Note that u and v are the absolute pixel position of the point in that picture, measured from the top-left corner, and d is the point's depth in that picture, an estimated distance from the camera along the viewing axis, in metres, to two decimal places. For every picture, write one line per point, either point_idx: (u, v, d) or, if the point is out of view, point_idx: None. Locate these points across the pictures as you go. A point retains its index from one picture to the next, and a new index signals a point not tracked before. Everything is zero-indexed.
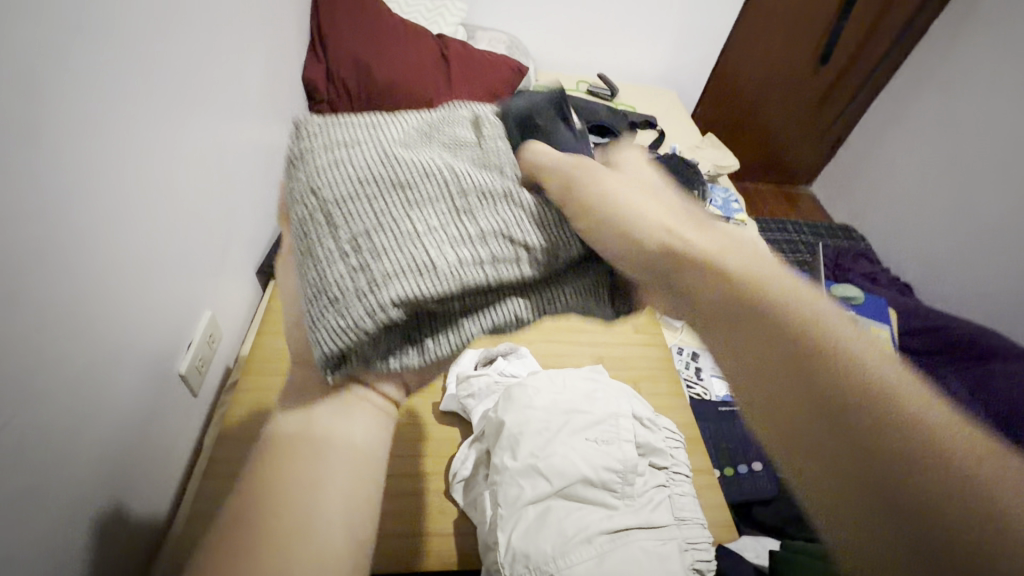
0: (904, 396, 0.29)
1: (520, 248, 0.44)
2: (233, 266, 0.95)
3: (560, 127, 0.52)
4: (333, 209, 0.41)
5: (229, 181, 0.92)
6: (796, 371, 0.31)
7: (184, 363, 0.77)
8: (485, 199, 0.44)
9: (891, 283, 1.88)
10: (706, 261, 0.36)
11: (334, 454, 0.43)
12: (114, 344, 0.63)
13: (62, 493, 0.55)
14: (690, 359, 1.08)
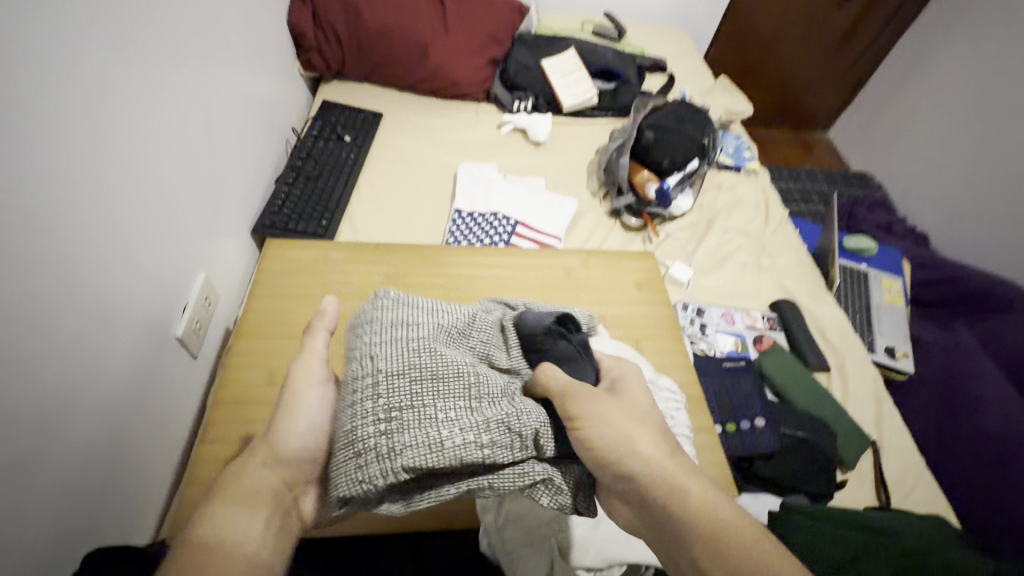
0: (753, 543, 0.42)
1: (511, 430, 0.49)
2: (225, 226, 0.92)
3: (561, 347, 0.58)
4: (378, 377, 0.51)
5: (214, 136, 0.88)
6: (686, 514, 0.43)
7: (180, 328, 0.76)
8: (491, 401, 0.52)
9: (905, 233, 1.81)
10: (635, 452, 0.47)
11: (240, 533, 0.44)
12: (103, 310, 0.61)
13: (63, 461, 0.55)
14: (695, 316, 1.05)
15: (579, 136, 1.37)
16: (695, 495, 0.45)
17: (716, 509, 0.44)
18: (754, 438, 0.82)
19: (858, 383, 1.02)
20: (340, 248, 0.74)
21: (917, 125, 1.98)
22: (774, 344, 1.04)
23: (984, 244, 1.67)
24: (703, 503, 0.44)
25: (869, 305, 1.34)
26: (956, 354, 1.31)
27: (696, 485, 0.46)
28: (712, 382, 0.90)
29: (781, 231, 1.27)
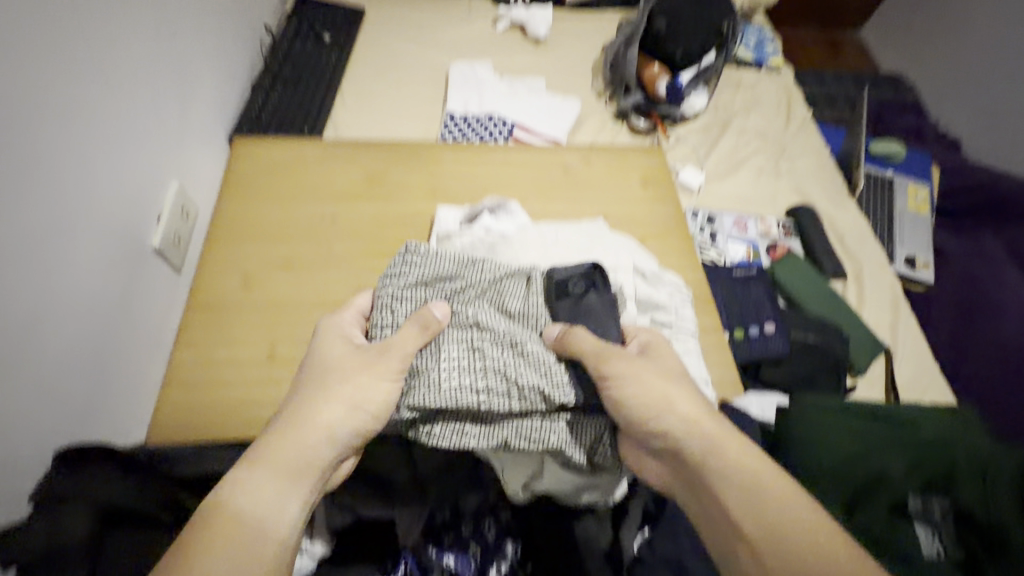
0: (796, 515, 0.38)
1: (511, 378, 0.45)
2: (202, 130, 0.84)
3: (590, 300, 0.50)
4: (383, 313, 0.49)
5: (183, 24, 0.78)
6: (717, 488, 0.40)
7: (156, 238, 0.68)
8: (500, 349, 0.46)
9: (937, 138, 1.67)
10: (658, 423, 0.44)
11: (265, 515, 0.39)
12: (74, 206, 0.54)
13: (44, 372, 0.50)
14: (706, 223, 0.99)
15: (584, 30, 1.23)
16: (725, 459, 0.41)
17: (755, 475, 0.40)
18: (763, 343, 0.79)
19: (876, 290, 0.97)
20: (316, 145, 0.67)
21: (959, 14, 1.77)
22: (789, 251, 0.98)
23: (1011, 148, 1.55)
24: (741, 469, 0.41)
25: (891, 213, 1.26)
26: (976, 262, 1.25)
27: (736, 452, 0.42)
28: (721, 289, 0.86)
29: (803, 133, 1.17)
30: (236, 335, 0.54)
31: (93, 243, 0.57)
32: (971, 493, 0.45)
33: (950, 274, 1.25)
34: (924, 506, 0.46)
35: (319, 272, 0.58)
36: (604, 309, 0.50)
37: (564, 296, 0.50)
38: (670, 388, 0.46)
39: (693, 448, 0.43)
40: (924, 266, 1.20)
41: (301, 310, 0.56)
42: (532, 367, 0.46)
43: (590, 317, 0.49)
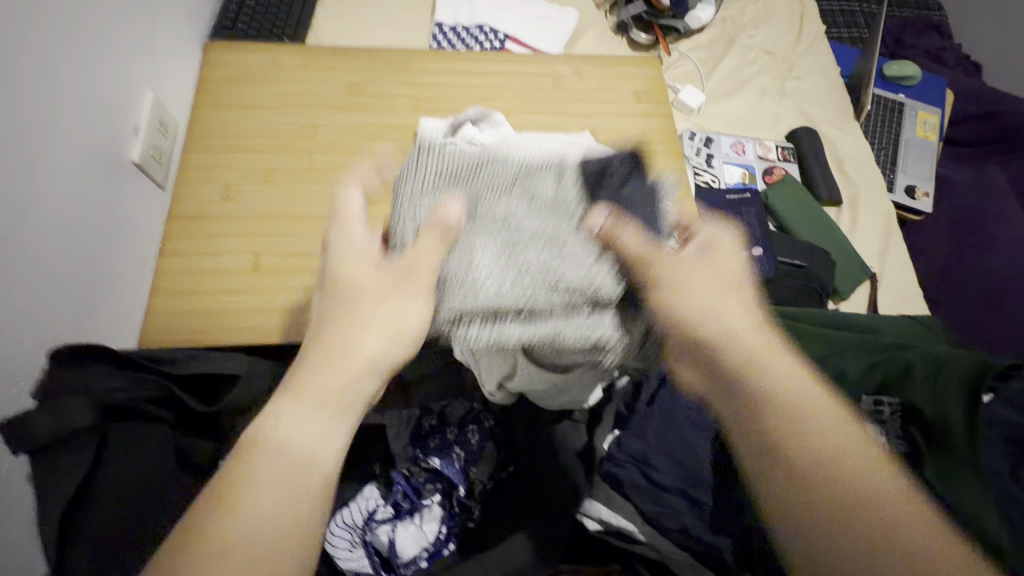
0: (858, 458, 0.36)
1: (553, 276, 0.43)
2: (174, 35, 0.78)
3: (628, 192, 0.48)
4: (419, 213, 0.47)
5: None
6: (780, 413, 0.38)
7: (135, 151, 0.65)
8: (539, 246, 0.45)
9: (957, 62, 1.58)
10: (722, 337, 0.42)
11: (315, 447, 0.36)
12: (46, 107, 0.51)
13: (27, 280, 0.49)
14: (703, 145, 0.96)
15: None
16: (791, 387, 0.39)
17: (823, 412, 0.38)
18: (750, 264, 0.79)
19: (869, 218, 0.96)
20: (294, 52, 0.64)
21: None
22: (786, 175, 0.96)
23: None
24: (783, 386, 0.39)
25: (896, 140, 1.23)
26: (975, 193, 1.24)
27: (777, 364, 0.40)
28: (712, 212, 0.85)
29: (812, 53, 1.10)
30: (216, 245, 0.55)
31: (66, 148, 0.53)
32: (922, 392, 0.49)
33: (950, 205, 1.23)
34: (875, 403, 0.52)
35: (295, 183, 0.57)
36: (638, 200, 0.48)
37: (598, 189, 0.48)
38: (727, 288, 0.44)
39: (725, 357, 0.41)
40: (922, 196, 1.19)
41: (278, 219, 0.56)
42: (573, 264, 0.44)
43: (632, 204, 0.47)
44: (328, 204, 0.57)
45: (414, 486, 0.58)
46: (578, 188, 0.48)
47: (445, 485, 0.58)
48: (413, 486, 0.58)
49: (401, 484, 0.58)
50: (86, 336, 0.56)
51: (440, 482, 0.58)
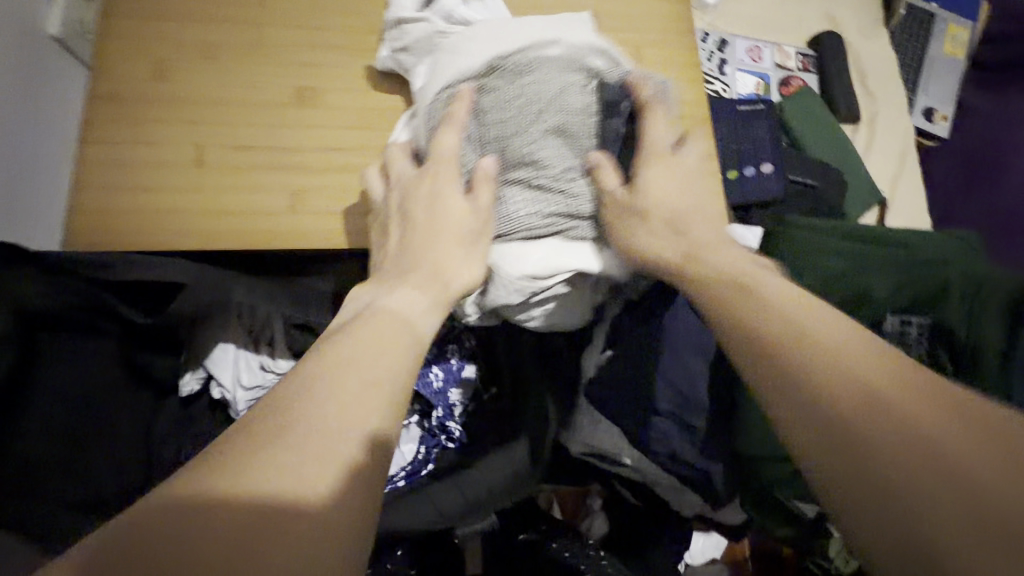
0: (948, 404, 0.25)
1: (569, 213, 0.41)
2: None
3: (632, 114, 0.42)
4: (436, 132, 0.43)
5: None
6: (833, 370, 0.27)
7: (54, 22, 0.52)
8: (559, 178, 0.41)
9: None
10: (758, 309, 0.32)
11: (359, 400, 0.28)
12: None
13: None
14: (716, 50, 0.86)
15: None
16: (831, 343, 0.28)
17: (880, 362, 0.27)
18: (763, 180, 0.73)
19: (888, 139, 0.89)
20: None
21: None
22: (804, 87, 0.87)
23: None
24: (823, 335, 0.29)
25: (921, 56, 1.12)
26: (998, 117, 1.15)
27: (810, 315, 0.30)
28: (722, 124, 0.77)
29: None
30: (153, 133, 0.47)
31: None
32: (993, 326, 0.45)
33: (972, 129, 1.15)
34: (902, 323, 0.49)
35: (245, 65, 0.48)
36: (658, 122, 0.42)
37: (618, 106, 0.42)
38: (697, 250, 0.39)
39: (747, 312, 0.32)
40: (940, 119, 1.11)
41: (227, 110, 0.48)
42: (589, 197, 0.41)
43: (646, 131, 0.42)
44: (284, 88, 0.48)
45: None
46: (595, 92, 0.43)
47: (422, 407, 0.55)
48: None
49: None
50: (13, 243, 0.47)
51: (417, 403, 0.55)
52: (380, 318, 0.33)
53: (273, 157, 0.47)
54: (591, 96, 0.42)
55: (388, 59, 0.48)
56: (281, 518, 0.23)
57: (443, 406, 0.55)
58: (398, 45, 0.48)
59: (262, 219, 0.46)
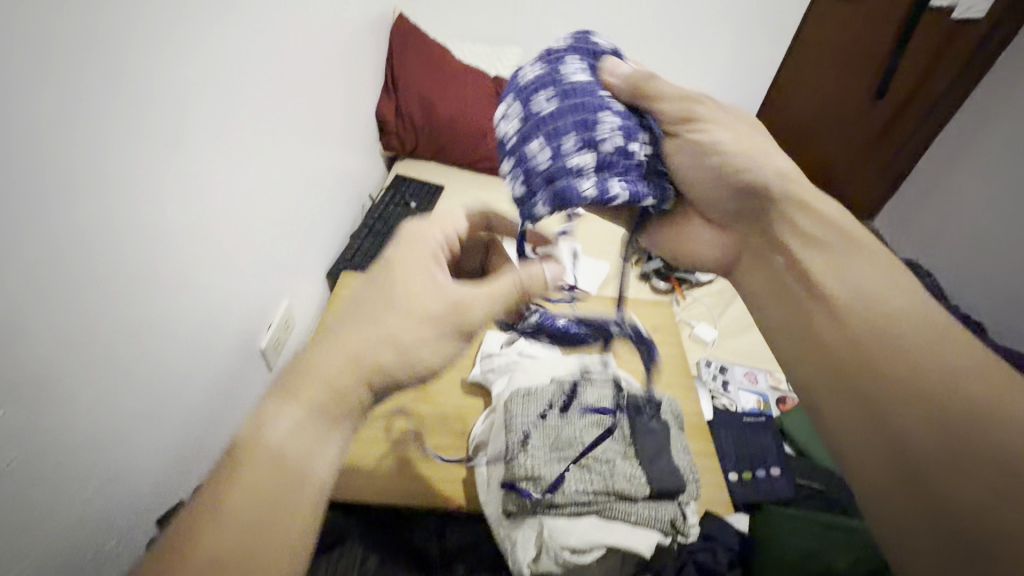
0: (959, 408, 0.45)
1: (610, 487, 0.62)
2: (309, 263, 1.15)
3: (653, 425, 0.67)
4: (509, 420, 0.68)
5: (310, 212, 1.13)
6: (887, 422, 0.49)
7: (264, 341, 0.97)
8: (601, 461, 0.64)
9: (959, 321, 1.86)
10: (891, 346, 0.50)
11: (304, 453, 0.47)
12: (210, 310, 0.80)
13: (215, 124, 0.75)
14: (718, 372, 1.11)
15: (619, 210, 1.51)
16: (957, 376, 0.46)
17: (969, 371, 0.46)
18: (733, 490, 0.89)
19: None
20: None
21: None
22: (799, 405, 1.08)
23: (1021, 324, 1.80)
24: (943, 364, 0.47)
25: None
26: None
27: (915, 328, 0.50)
28: (732, 433, 0.97)
29: None
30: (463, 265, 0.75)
31: (264, 47, 0.87)
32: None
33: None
34: None
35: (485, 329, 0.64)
36: (665, 432, 0.67)
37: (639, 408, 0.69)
38: (749, 148, 0.62)
39: (880, 330, 0.51)
40: None
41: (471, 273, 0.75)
42: (625, 475, 0.63)
43: (646, 435, 0.66)
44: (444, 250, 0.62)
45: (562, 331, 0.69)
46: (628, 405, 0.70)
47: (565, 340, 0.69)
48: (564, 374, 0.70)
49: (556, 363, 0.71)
50: (174, 466, 0.77)
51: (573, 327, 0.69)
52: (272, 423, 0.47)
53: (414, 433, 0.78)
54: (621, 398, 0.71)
55: (479, 374, 0.81)
56: (262, 494, 0.44)
57: (597, 102, 0.59)
58: (487, 366, 0.81)
59: (413, 451, 0.75)
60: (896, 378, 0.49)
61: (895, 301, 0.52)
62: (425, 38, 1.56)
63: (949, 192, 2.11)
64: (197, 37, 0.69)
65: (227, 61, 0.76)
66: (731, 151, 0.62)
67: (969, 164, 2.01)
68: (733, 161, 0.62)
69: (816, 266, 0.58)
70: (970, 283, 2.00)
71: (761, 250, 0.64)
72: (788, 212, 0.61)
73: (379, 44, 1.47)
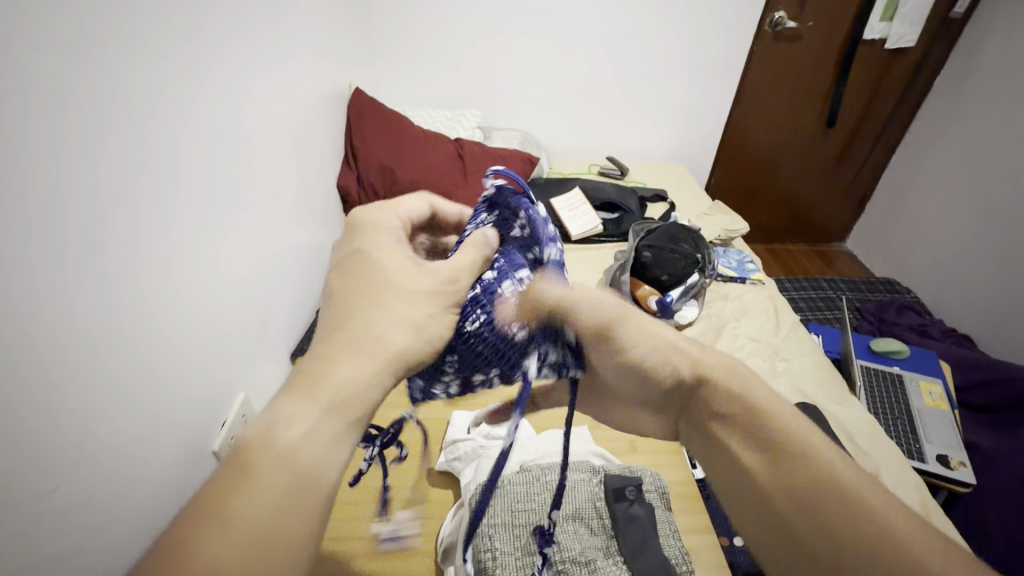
0: (903, 547, 0.43)
1: None
2: (268, 349, 1.08)
3: (637, 513, 0.67)
4: (480, 527, 0.65)
5: (267, 292, 1.07)
6: (826, 558, 0.45)
7: (217, 443, 0.89)
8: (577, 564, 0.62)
9: (944, 334, 1.85)
10: (820, 476, 0.48)
11: (319, 449, 0.44)
12: (154, 416, 0.73)
13: (146, 220, 0.71)
14: None
15: (589, 261, 1.49)
16: (894, 526, 0.45)
17: (898, 517, 0.45)
18: (743, 564, 0.81)
19: (903, 491, 0.97)
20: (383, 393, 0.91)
21: (999, 201, 1.85)
22: None
23: (1005, 329, 1.79)
24: (880, 507, 0.46)
25: (911, 414, 1.32)
26: (994, 502, 1.29)
27: (842, 468, 0.49)
28: None
29: (793, 335, 1.29)
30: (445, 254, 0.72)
31: (211, 136, 0.86)
32: None
33: (997, 510, 1.28)
34: None
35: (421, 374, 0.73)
36: (648, 519, 0.67)
37: (620, 497, 0.69)
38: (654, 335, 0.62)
39: (812, 474, 0.49)
40: (953, 429, 1.28)
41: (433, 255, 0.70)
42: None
43: (628, 529, 0.66)
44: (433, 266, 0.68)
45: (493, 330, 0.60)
46: (605, 494, 0.70)
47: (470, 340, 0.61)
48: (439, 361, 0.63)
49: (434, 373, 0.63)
50: None
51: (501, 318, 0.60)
52: (325, 369, 0.47)
53: (381, 541, 0.71)
54: (597, 486, 0.71)
55: (444, 464, 0.79)
56: (269, 486, 0.42)
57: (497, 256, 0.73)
58: (453, 455, 0.79)
59: (377, 559, 0.69)
60: (845, 514, 0.46)
61: (822, 453, 0.50)
62: (381, 109, 1.58)
63: (928, 207, 2.16)
64: (132, 133, 0.68)
65: (160, 149, 0.73)
66: (634, 345, 0.61)
67: (949, 176, 2.06)
68: (641, 349, 0.61)
69: (720, 420, 0.55)
70: (956, 294, 2.00)
71: (699, 422, 0.58)
72: (704, 380, 0.58)
73: (334, 118, 1.47)
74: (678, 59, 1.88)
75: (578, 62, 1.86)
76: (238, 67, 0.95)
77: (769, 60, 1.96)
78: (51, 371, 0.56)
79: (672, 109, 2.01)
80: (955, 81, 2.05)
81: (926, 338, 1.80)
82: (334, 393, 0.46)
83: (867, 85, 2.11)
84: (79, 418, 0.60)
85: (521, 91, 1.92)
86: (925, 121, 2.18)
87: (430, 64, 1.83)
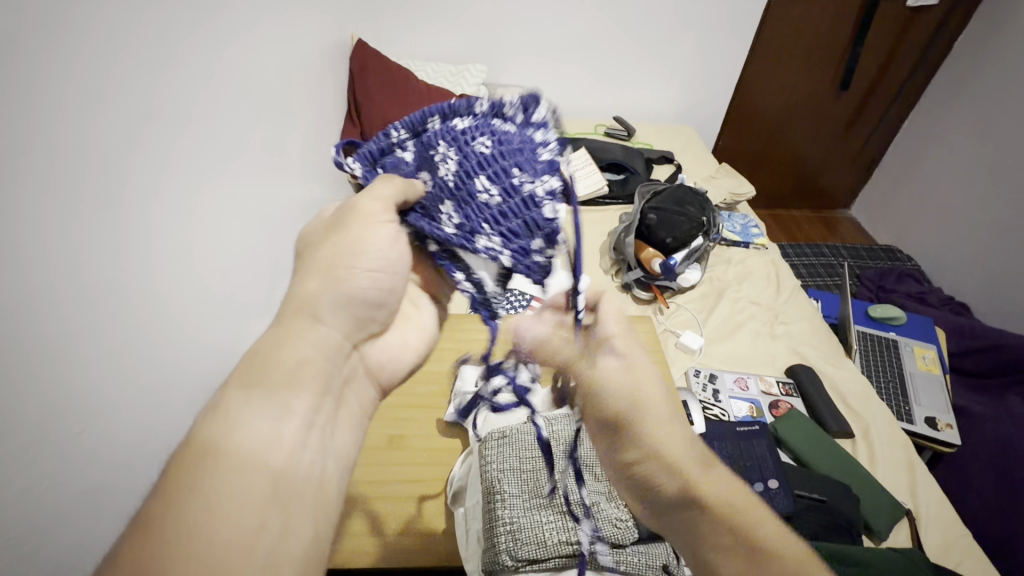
0: None
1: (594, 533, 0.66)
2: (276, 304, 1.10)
3: None
4: (490, 472, 0.71)
5: (274, 248, 1.07)
6: None
7: None
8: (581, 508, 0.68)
9: (942, 301, 1.87)
10: None
11: (266, 444, 0.44)
12: (169, 368, 0.75)
13: (154, 176, 0.70)
14: (708, 381, 1.08)
15: (594, 222, 1.49)
16: None
17: None
18: None
19: (889, 450, 1.01)
20: None
21: (1010, 170, 1.83)
22: (792, 408, 1.05)
23: (1003, 298, 1.81)
24: None
25: (902, 377, 1.35)
26: (977, 461, 1.35)
27: None
28: (725, 446, 0.93)
29: (794, 299, 1.31)
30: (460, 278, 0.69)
31: (214, 85, 0.84)
32: None
33: (978, 469, 1.33)
34: None
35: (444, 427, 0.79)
36: None
37: None
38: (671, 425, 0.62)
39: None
40: (941, 392, 1.32)
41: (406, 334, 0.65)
42: (608, 521, 0.67)
43: None
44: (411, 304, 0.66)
45: (506, 137, 0.57)
46: None
47: (508, 152, 0.56)
48: (519, 185, 0.56)
49: (533, 192, 0.56)
50: None
51: (499, 128, 0.57)
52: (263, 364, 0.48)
53: (395, 484, 0.75)
54: None
55: (453, 415, 0.82)
56: (235, 494, 0.41)
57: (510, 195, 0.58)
58: (461, 406, 0.82)
59: (389, 503, 0.73)
60: None
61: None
62: (384, 62, 1.53)
63: (937, 173, 2.14)
64: (138, 84, 0.67)
65: (167, 100, 0.72)
66: (653, 434, 0.61)
67: (962, 142, 2.03)
68: (659, 435, 0.61)
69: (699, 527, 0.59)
70: (957, 262, 2.01)
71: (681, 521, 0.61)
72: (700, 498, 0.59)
73: (337, 70, 1.43)
74: (693, 12, 1.80)
75: (589, 16, 1.79)
76: (240, 13, 0.92)
77: (786, 16, 1.89)
78: (73, 321, 0.58)
79: (683, 66, 1.95)
80: (977, 43, 1.98)
81: (921, 303, 1.83)
82: (274, 391, 0.47)
83: (886, 43, 2.04)
84: (99, 365, 0.62)
85: (527, 45, 1.85)
86: (942, 85, 2.13)
87: (434, 14, 1.76)
